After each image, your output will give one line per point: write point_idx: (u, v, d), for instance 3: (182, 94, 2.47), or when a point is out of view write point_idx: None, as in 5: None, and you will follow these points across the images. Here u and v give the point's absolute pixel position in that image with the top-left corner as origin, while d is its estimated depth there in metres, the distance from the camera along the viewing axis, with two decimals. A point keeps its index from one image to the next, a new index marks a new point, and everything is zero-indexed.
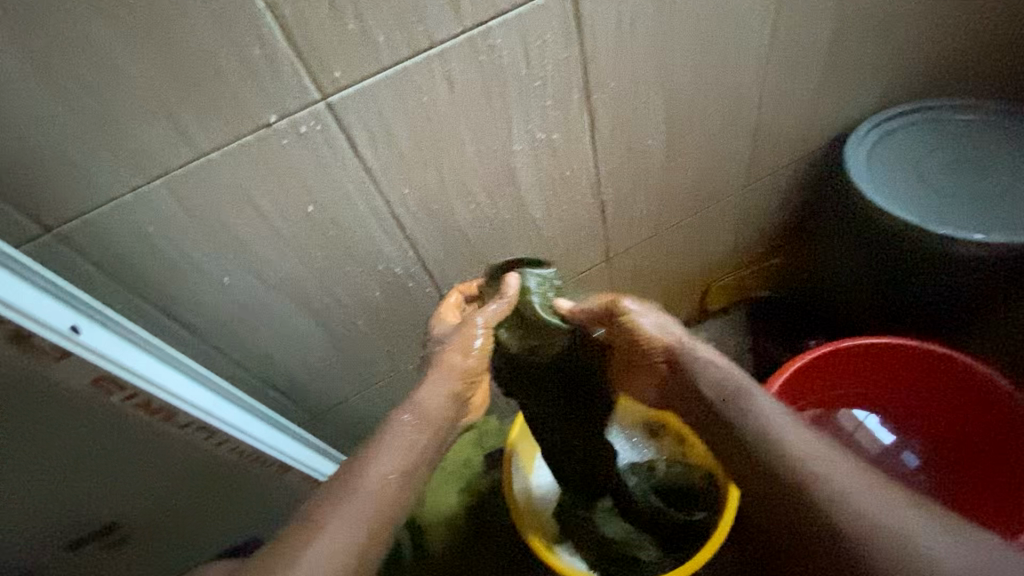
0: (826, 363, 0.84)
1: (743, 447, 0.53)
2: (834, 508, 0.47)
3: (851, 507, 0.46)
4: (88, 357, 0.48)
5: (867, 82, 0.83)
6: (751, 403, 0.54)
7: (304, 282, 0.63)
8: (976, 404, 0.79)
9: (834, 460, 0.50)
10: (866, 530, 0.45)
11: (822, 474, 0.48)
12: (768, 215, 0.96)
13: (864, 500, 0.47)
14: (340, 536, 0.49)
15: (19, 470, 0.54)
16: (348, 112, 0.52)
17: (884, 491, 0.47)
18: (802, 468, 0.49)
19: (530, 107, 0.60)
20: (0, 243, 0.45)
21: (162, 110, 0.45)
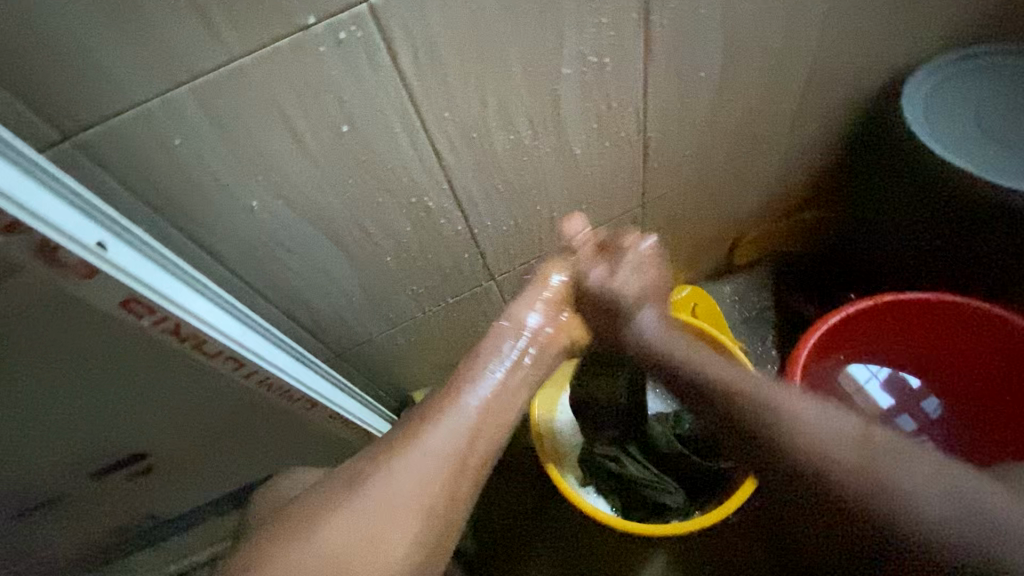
0: (863, 319, 0.81)
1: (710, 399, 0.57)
2: (805, 456, 0.49)
3: (818, 450, 0.49)
4: (115, 274, 0.45)
5: (938, 19, 0.76)
6: (735, 377, 0.57)
7: (335, 211, 0.60)
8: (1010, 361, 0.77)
9: (821, 413, 0.51)
10: (835, 466, 0.48)
11: (813, 442, 0.49)
12: (809, 164, 0.92)
13: (850, 455, 0.48)
14: (432, 459, 0.52)
15: (47, 392, 0.52)
16: (391, 18, 0.47)
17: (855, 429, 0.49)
18: (769, 415, 0.52)
19: (584, 25, 0.55)
20: (21, 149, 0.41)
21: (191, 2, 0.41)
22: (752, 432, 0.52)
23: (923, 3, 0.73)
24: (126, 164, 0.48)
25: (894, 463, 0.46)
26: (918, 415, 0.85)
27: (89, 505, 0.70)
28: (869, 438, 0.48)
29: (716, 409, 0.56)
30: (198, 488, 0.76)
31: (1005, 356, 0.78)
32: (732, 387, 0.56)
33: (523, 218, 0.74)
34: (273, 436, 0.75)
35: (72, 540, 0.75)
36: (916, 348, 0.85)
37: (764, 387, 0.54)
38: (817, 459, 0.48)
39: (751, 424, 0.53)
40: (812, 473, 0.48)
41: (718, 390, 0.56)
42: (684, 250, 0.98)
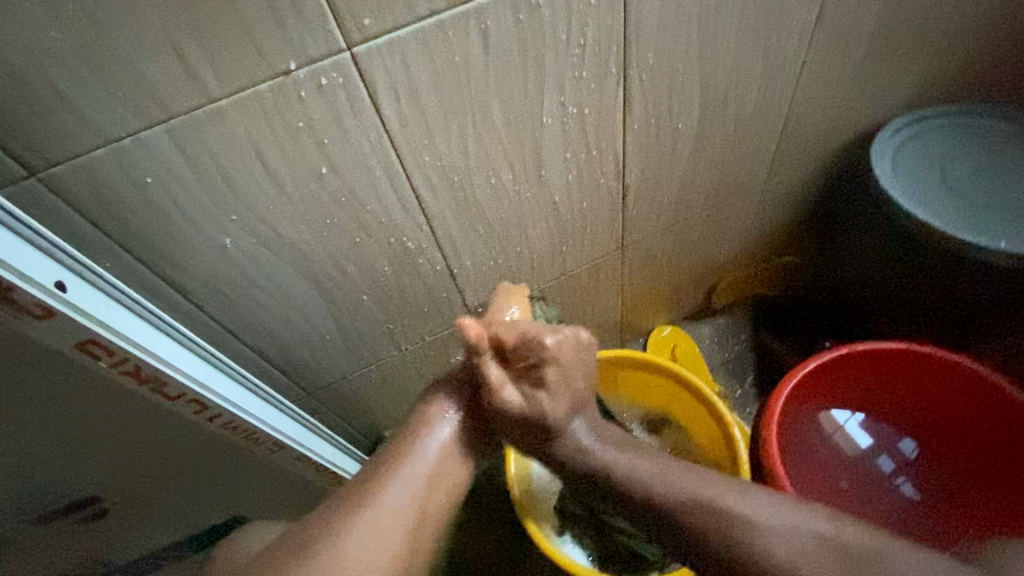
0: (836, 366, 0.82)
1: (704, 533, 0.57)
2: (799, 555, 0.53)
3: (782, 530, 0.54)
4: (75, 317, 0.43)
5: (905, 81, 0.80)
6: (727, 499, 0.58)
7: (310, 250, 0.59)
8: (975, 410, 0.78)
9: (770, 502, 0.57)
10: (804, 543, 0.53)
11: (770, 530, 0.55)
12: (784, 211, 0.94)
13: (812, 549, 0.53)
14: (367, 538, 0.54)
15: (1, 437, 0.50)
16: (373, 65, 0.47)
17: (788, 508, 0.56)
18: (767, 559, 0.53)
19: (564, 78, 0.56)
20: None
21: (170, 48, 0.41)
22: None
23: (890, 66, 0.77)
24: (95, 201, 0.47)
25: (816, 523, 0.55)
26: (897, 456, 0.87)
27: (31, 561, 0.65)
28: (808, 519, 0.55)
29: (699, 540, 0.58)
30: (154, 535, 0.72)
31: (971, 405, 0.79)
32: (738, 524, 0.56)
33: (503, 259, 0.74)
34: (235, 479, 0.72)
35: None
36: (888, 394, 0.85)
37: (755, 507, 0.57)
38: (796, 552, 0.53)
39: (719, 533, 0.56)
40: (789, 558, 0.53)
41: (708, 527, 0.57)
42: (664, 292, 0.99)
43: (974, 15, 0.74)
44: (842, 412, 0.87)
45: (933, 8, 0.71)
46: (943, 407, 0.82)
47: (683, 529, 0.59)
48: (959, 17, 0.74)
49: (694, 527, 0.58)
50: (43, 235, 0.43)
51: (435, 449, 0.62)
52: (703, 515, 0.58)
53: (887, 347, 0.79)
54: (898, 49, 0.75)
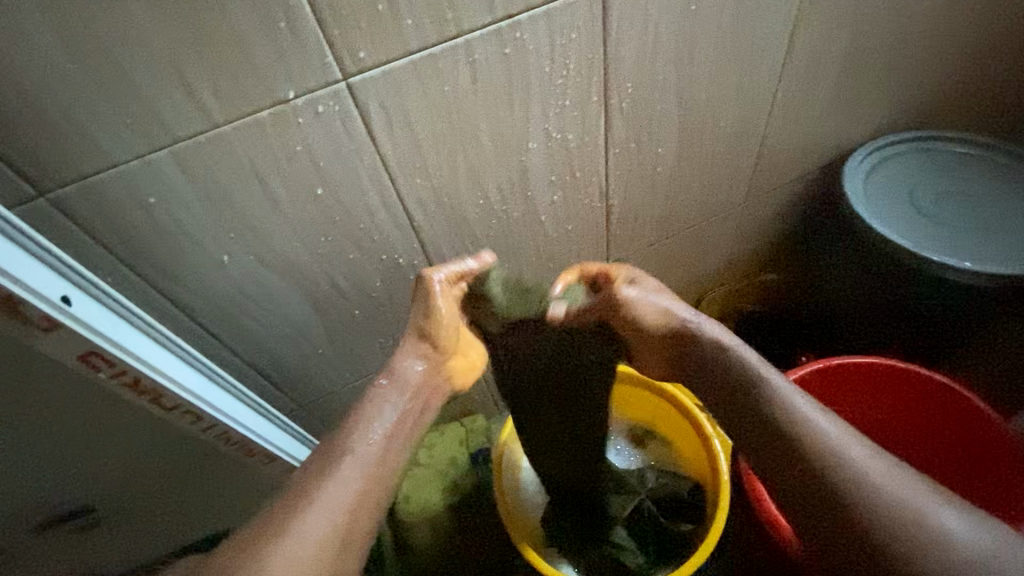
0: (815, 381, 0.85)
1: (761, 416, 0.54)
2: (860, 492, 0.48)
3: (858, 469, 0.49)
4: (77, 328, 0.45)
5: (873, 108, 0.84)
6: (790, 396, 0.54)
7: (305, 266, 0.61)
8: (955, 429, 0.81)
9: (873, 454, 0.50)
10: (876, 486, 0.48)
11: (847, 452, 0.50)
12: (764, 230, 0.98)
13: (881, 479, 0.48)
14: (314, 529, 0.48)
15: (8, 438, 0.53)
16: (368, 95, 0.50)
17: (886, 460, 0.50)
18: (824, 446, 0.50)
19: (549, 105, 0.60)
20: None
21: (178, 78, 0.43)
22: (813, 462, 0.50)
23: (858, 95, 0.81)
24: (101, 220, 0.49)
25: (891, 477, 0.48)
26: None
27: (30, 563, 0.67)
28: (895, 472, 0.49)
29: (754, 399, 0.55)
30: (146, 545, 0.74)
31: (951, 424, 0.81)
32: (807, 427, 0.52)
33: None
34: (227, 492, 0.73)
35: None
36: (873, 410, 0.88)
37: (821, 422, 0.52)
38: (859, 493, 0.48)
39: (777, 423, 0.53)
40: (856, 497, 0.48)
41: (771, 413, 0.54)
42: None
43: (935, 48, 0.79)
44: None
45: (896, 42, 0.76)
46: (926, 425, 0.84)
47: (750, 410, 0.55)
48: (921, 50, 0.78)
49: (761, 412, 0.54)
50: (51, 251, 0.45)
51: (380, 432, 0.55)
52: (768, 416, 0.54)
53: (865, 362, 0.83)
54: (865, 79, 0.79)
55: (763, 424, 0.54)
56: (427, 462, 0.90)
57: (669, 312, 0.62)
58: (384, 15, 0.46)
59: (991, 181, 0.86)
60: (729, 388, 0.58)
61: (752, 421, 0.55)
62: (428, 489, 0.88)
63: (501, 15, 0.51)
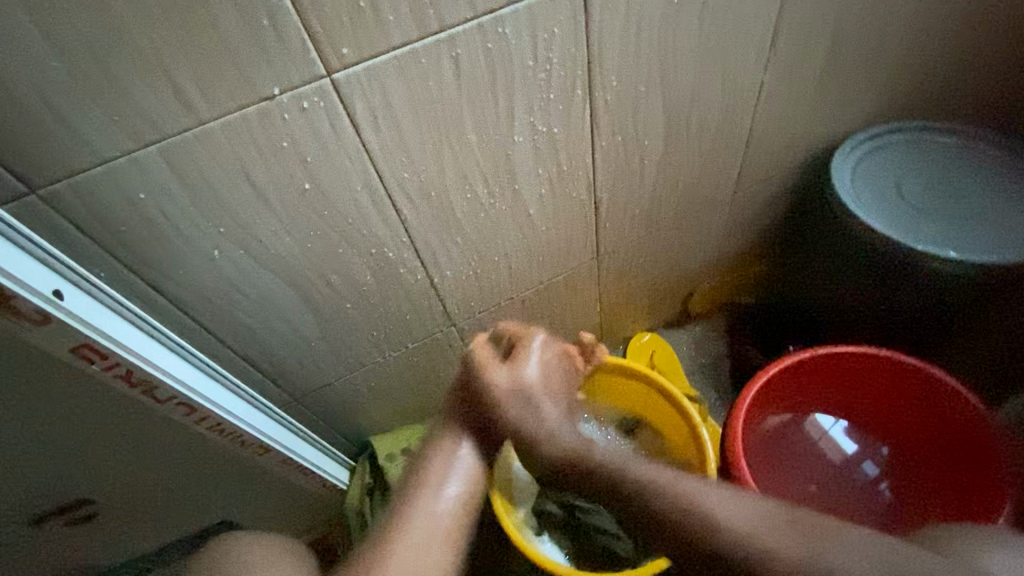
0: (804, 370, 0.86)
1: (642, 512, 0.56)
2: (736, 543, 0.50)
3: (719, 515, 0.52)
4: (70, 322, 0.47)
5: (861, 99, 0.85)
6: (682, 485, 0.56)
7: (295, 260, 0.62)
8: (941, 416, 0.82)
9: (753, 506, 0.52)
10: (738, 528, 0.51)
11: (721, 513, 0.52)
12: (754, 222, 0.98)
13: (759, 524, 0.51)
14: None
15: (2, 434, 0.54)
16: (352, 90, 0.51)
17: (745, 501, 0.53)
18: (694, 518, 0.53)
19: (533, 100, 0.61)
20: None
21: (163, 76, 0.44)
22: (693, 539, 0.52)
23: (845, 87, 0.82)
24: (92, 217, 0.50)
25: (756, 517, 0.51)
26: (878, 460, 0.90)
27: (31, 553, 0.69)
28: (765, 512, 0.52)
29: (631, 497, 0.57)
30: (145, 535, 0.75)
31: (936, 411, 0.82)
32: (689, 512, 0.53)
33: (482, 269, 0.78)
34: (221, 481, 0.74)
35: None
36: (868, 402, 0.89)
37: (700, 492, 0.55)
38: (734, 539, 0.50)
39: (659, 516, 0.55)
40: (733, 551, 0.50)
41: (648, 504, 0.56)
42: (641, 300, 1.03)
43: (920, 39, 0.79)
44: (825, 418, 0.92)
45: (881, 33, 0.76)
46: (913, 412, 0.85)
47: (633, 510, 0.57)
48: (907, 41, 0.79)
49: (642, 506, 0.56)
50: (39, 244, 0.46)
51: (421, 518, 0.65)
52: (659, 516, 0.55)
53: (854, 351, 0.83)
54: (851, 71, 0.80)
55: (641, 507, 0.56)
56: None
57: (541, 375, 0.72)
58: (366, 11, 0.47)
59: (978, 170, 0.86)
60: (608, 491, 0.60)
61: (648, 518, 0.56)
62: None
63: (483, 10, 0.51)
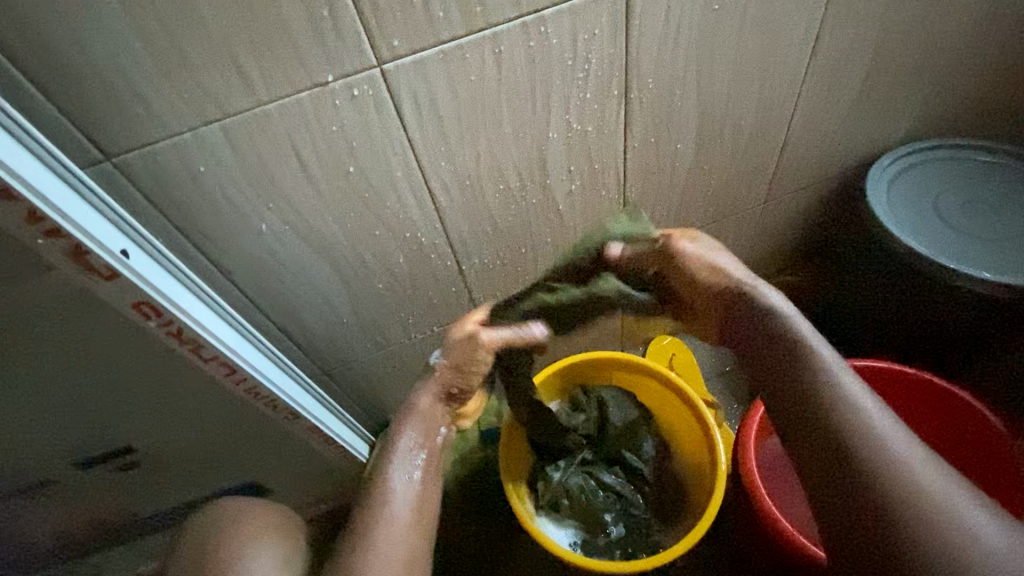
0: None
1: (822, 417, 0.50)
2: (890, 485, 0.44)
3: (886, 478, 0.45)
4: (133, 279, 0.51)
5: (903, 111, 0.84)
6: (838, 380, 0.51)
7: (335, 240, 0.66)
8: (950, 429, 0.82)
9: (920, 452, 0.46)
10: (911, 478, 0.44)
11: (938, 498, 0.43)
12: (784, 231, 0.98)
13: (929, 482, 0.44)
14: (401, 518, 0.55)
15: (64, 379, 0.60)
16: (399, 79, 0.54)
17: (937, 466, 0.46)
18: (861, 431, 0.48)
19: (570, 97, 0.63)
20: (74, 170, 0.49)
21: (231, 60, 0.48)
22: (842, 455, 0.47)
23: (887, 98, 0.81)
24: (155, 184, 0.54)
25: (933, 479, 0.45)
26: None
27: (80, 491, 0.77)
28: (939, 473, 0.45)
29: (796, 379, 0.53)
30: (180, 484, 0.82)
31: (945, 424, 0.82)
32: (895, 459, 0.46)
33: (509, 259, 0.80)
34: (251, 443, 0.79)
35: (66, 516, 0.81)
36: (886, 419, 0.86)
37: (933, 470, 0.45)
38: (887, 472, 0.45)
39: (817, 402, 0.51)
40: (887, 486, 0.45)
41: (828, 401, 0.50)
42: None
43: (967, 54, 0.78)
44: None
45: (928, 45, 0.75)
46: (921, 429, 0.85)
47: (771, 361, 0.56)
48: (954, 54, 0.78)
49: (784, 344, 0.56)
50: (111, 207, 0.51)
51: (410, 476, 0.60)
52: (815, 389, 0.52)
53: (861, 366, 0.83)
54: (894, 82, 0.79)
55: (824, 432, 0.49)
56: None
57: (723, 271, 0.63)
58: (417, 6, 0.50)
59: (1016, 191, 0.84)
60: (785, 366, 0.55)
61: (780, 369, 0.55)
62: None
63: (528, 9, 0.54)
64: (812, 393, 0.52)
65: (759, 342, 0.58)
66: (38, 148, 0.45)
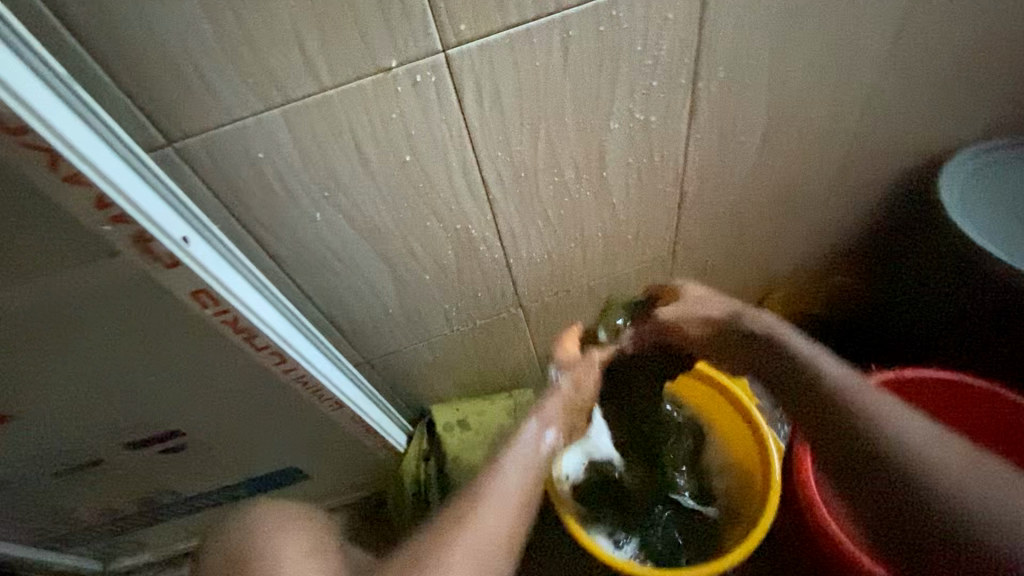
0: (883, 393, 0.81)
1: (832, 414, 0.57)
2: (917, 466, 0.50)
3: (938, 477, 0.49)
4: (193, 267, 0.50)
5: (984, 106, 0.78)
6: (880, 405, 0.55)
7: (387, 230, 0.65)
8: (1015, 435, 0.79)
9: (911, 424, 0.53)
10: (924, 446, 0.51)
11: (925, 454, 0.50)
12: (842, 230, 0.94)
13: (943, 454, 0.50)
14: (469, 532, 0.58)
15: (121, 364, 0.60)
16: (463, 65, 0.52)
17: (942, 446, 0.51)
18: (867, 415, 0.55)
19: (635, 86, 0.60)
20: (150, 163, 0.49)
21: (295, 41, 0.46)
22: (847, 418, 0.56)
23: (969, 90, 0.75)
24: (214, 171, 0.54)
25: (897, 416, 0.54)
26: None
27: (130, 470, 0.79)
28: (935, 444, 0.51)
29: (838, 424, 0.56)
30: (223, 466, 0.84)
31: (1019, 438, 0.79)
32: (891, 431, 0.53)
33: (558, 254, 0.78)
34: (298, 431, 0.80)
35: (114, 493, 0.83)
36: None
37: (896, 418, 0.54)
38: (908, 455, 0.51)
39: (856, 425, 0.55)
40: (901, 451, 0.51)
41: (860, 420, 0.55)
42: (712, 300, 1.01)
43: None
44: None
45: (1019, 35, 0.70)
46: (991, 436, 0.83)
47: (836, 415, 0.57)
48: None
49: (847, 426, 0.55)
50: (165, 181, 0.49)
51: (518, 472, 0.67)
52: (846, 420, 0.56)
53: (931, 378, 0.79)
54: (980, 73, 0.73)
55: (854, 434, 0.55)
56: (477, 427, 0.95)
57: (713, 320, 0.74)
58: None
59: None
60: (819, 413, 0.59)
61: (836, 437, 0.56)
62: (476, 452, 0.94)
63: None
64: (865, 422, 0.55)
65: (824, 430, 0.58)
66: (93, 119, 0.44)
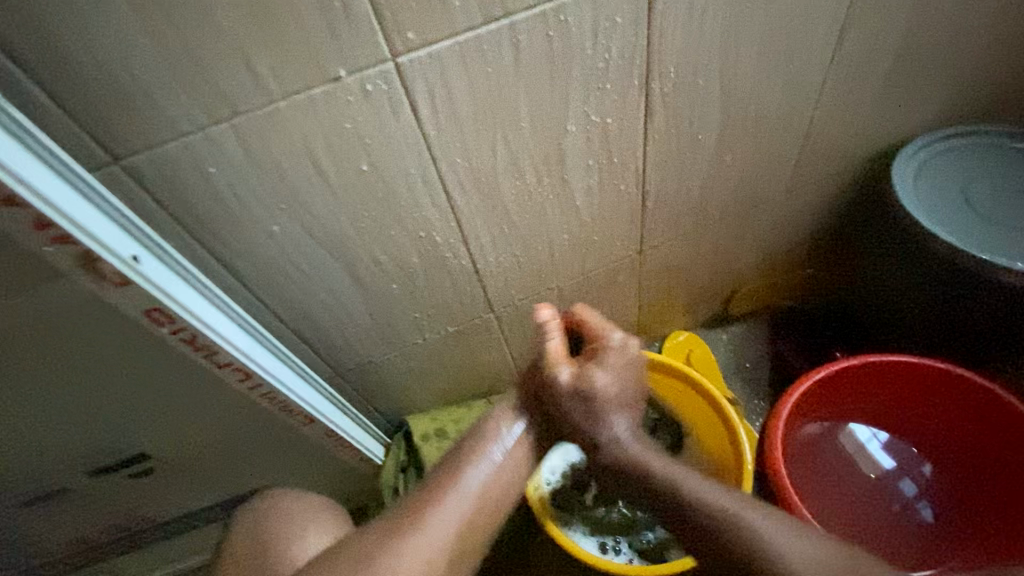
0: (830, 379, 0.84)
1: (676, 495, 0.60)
2: (760, 548, 0.52)
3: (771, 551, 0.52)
4: (144, 285, 0.50)
5: (931, 97, 0.81)
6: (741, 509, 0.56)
7: (349, 240, 0.64)
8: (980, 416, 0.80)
9: (755, 508, 0.56)
10: (765, 544, 0.52)
11: (769, 544, 0.52)
12: (805, 223, 0.96)
13: (771, 522, 0.54)
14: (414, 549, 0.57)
15: (77, 392, 0.59)
16: (414, 72, 0.52)
17: (782, 526, 0.53)
18: (728, 524, 0.55)
19: (589, 88, 0.60)
20: (94, 181, 0.48)
21: (240, 54, 0.46)
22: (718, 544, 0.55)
23: (915, 83, 0.78)
24: (164, 187, 0.53)
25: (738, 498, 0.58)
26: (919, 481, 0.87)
27: (97, 499, 0.76)
28: (766, 528, 0.53)
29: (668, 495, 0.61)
30: (194, 489, 0.82)
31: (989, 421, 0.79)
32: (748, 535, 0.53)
33: (525, 258, 0.79)
34: (269, 449, 0.78)
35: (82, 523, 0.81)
36: (892, 407, 0.88)
37: (749, 512, 0.55)
38: (748, 534, 0.53)
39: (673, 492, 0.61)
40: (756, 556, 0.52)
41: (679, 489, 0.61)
42: (683, 296, 1.02)
43: (998, 37, 0.75)
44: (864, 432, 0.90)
45: (959, 28, 0.72)
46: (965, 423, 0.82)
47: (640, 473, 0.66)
48: (984, 37, 0.75)
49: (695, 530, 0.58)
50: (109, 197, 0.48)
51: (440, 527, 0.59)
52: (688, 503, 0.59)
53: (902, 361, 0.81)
54: (924, 66, 0.76)
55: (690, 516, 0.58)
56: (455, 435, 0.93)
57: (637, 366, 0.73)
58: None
59: None
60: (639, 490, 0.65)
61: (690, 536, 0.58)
62: None
63: None
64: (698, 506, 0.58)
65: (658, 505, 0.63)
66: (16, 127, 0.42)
